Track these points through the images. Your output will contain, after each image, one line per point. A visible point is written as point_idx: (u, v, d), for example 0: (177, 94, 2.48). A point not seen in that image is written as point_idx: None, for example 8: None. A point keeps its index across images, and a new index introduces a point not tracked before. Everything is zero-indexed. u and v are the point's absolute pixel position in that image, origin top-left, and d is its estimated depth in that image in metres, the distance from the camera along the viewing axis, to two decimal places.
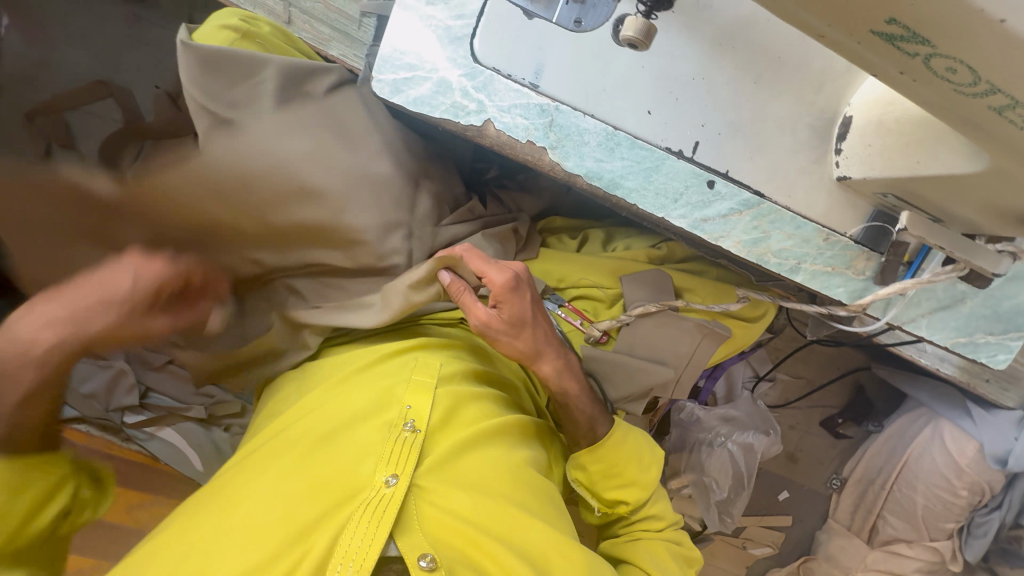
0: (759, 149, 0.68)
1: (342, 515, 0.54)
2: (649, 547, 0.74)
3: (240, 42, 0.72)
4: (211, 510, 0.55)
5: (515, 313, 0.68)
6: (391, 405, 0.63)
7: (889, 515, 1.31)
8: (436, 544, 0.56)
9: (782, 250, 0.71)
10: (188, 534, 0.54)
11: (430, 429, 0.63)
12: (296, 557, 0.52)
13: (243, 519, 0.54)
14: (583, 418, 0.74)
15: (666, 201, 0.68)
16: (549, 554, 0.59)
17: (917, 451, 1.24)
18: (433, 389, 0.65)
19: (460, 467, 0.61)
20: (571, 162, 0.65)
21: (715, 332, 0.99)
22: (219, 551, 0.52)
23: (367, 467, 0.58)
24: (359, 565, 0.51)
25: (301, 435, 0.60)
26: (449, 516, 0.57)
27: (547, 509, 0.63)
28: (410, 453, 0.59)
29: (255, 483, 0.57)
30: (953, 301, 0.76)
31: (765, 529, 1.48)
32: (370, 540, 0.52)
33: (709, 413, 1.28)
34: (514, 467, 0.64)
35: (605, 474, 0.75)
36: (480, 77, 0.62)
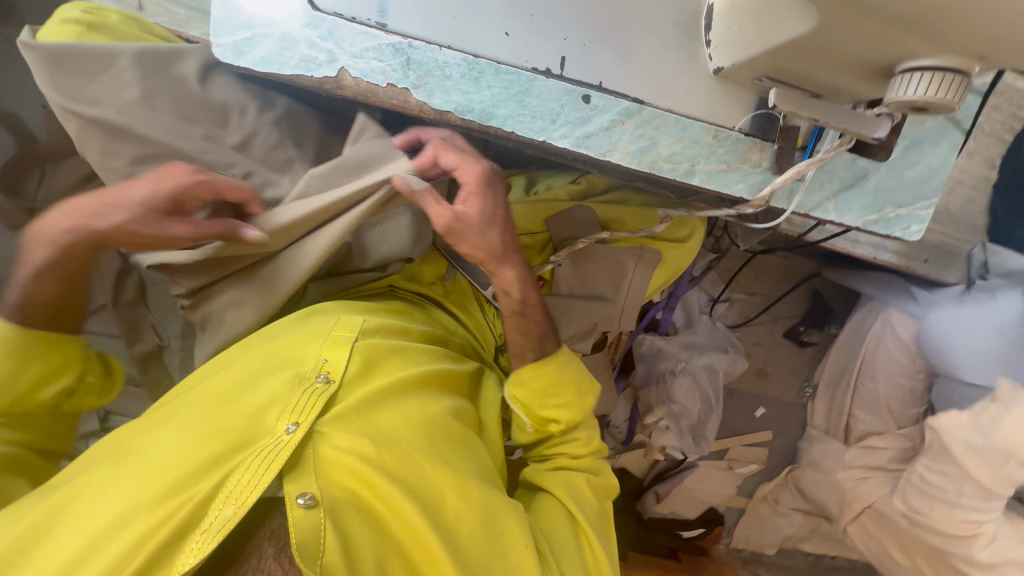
0: (629, 55, 0.66)
1: (235, 461, 0.53)
2: (571, 479, 0.74)
3: (87, 35, 0.70)
4: (101, 462, 0.54)
5: (484, 211, 0.68)
6: (307, 360, 0.64)
7: (859, 412, 1.32)
8: (326, 486, 0.55)
9: (673, 155, 0.70)
10: (70, 486, 0.52)
11: (345, 379, 0.63)
12: (183, 499, 0.50)
13: (129, 471, 0.52)
14: (536, 334, 0.75)
15: (545, 123, 0.66)
16: (448, 499, 0.59)
17: (873, 342, 1.26)
18: (349, 343, 0.66)
19: (372, 413, 0.61)
20: (437, 99, 0.64)
21: (647, 257, 0.99)
22: (102, 498, 0.50)
23: (273, 417, 0.58)
24: (240, 503, 0.50)
25: (208, 389, 0.60)
26: (347, 457, 0.57)
27: (459, 454, 0.63)
28: (318, 401, 0.59)
29: (154, 434, 0.55)
30: (856, 178, 0.75)
31: (748, 447, 1.50)
32: (256, 480, 0.51)
33: (670, 342, 1.31)
34: (427, 412, 0.64)
35: (547, 392, 0.75)
36: (324, 25, 0.60)
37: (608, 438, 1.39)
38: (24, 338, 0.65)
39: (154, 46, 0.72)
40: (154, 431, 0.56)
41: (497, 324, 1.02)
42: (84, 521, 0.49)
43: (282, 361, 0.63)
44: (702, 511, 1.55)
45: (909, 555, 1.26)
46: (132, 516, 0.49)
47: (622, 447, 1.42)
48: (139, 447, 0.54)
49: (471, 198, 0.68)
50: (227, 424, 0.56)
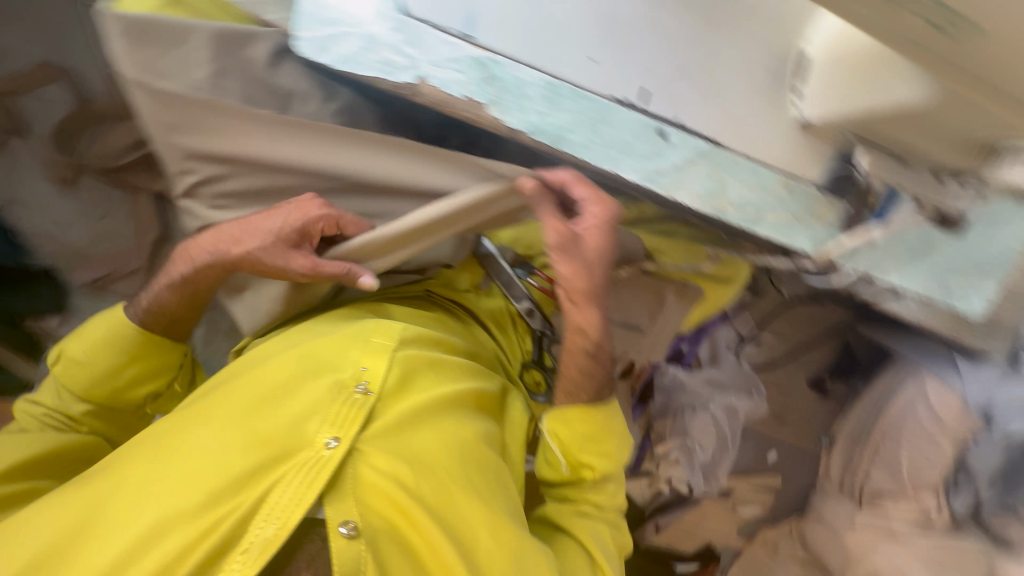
0: (712, 94, 0.64)
1: (275, 474, 0.54)
2: (598, 529, 0.73)
3: (169, 8, 0.70)
4: (148, 456, 0.55)
5: (598, 247, 0.65)
6: (346, 366, 0.63)
7: (875, 471, 1.28)
8: (365, 511, 0.55)
9: (741, 199, 0.68)
10: (119, 479, 0.53)
11: (383, 393, 0.62)
12: (227, 508, 0.51)
13: (172, 470, 0.53)
14: (594, 383, 0.73)
15: (616, 154, 0.64)
16: (472, 534, 0.58)
17: (902, 404, 1.23)
18: (391, 352, 0.65)
19: (409, 435, 0.60)
20: (513, 117, 0.62)
21: (688, 294, 0.99)
22: (151, 495, 0.52)
23: (313, 428, 0.57)
24: (282, 524, 0.51)
25: (246, 388, 0.59)
26: (385, 480, 0.56)
27: (489, 485, 0.62)
28: (358, 415, 0.58)
29: (199, 435, 0.56)
30: (923, 245, 0.72)
31: (755, 490, 1.47)
32: (299, 498, 0.52)
33: (693, 376, 1.32)
34: (464, 440, 0.63)
35: (591, 439, 0.73)
36: (409, 30, 0.60)
37: None
38: (142, 338, 0.79)
39: (232, 27, 0.72)
40: (194, 427, 0.56)
41: (526, 339, 1.02)
42: (132, 517, 0.51)
43: (320, 367, 0.62)
44: (697, 548, 1.50)
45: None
46: (178, 519, 0.51)
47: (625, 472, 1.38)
48: (182, 444, 0.55)
49: (594, 230, 0.64)
50: (266, 430, 0.56)
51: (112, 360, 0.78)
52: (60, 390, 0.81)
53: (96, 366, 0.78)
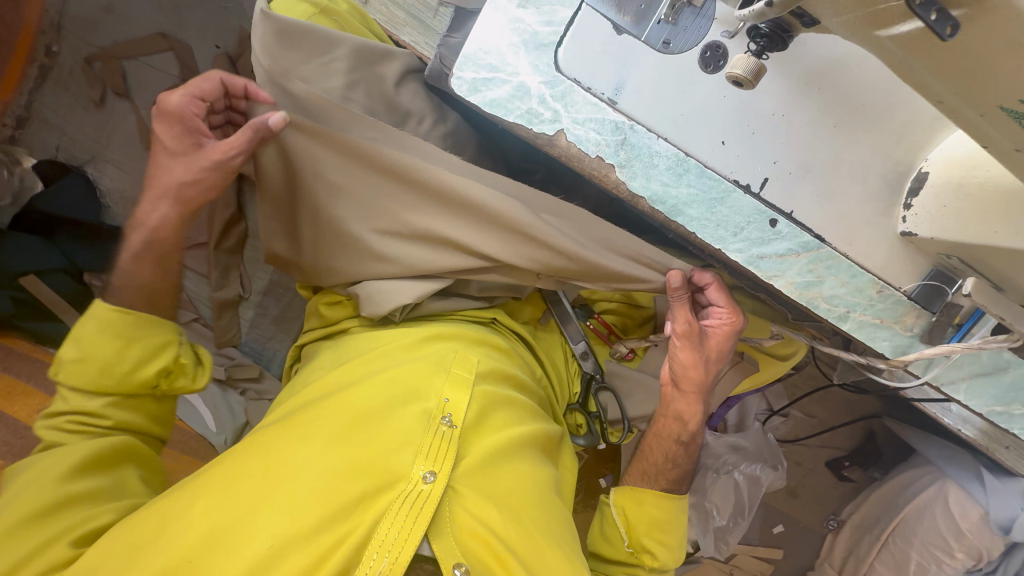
0: (828, 193, 0.67)
1: (380, 505, 0.55)
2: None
3: (319, 18, 0.72)
4: (253, 473, 0.56)
5: (720, 346, 0.72)
6: (429, 396, 0.64)
7: (880, 565, 1.31)
8: (467, 553, 0.56)
9: (833, 296, 0.71)
10: (227, 495, 0.55)
11: (464, 427, 0.63)
12: (341, 537, 0.53)
13: (283, 493, 0.54)
14: (675, 464, 0.78)
15: (726, 234, 0.67)
16: None
17: (919, 506, 1.24)
18: (470, 385, 0.66)
19: (495, 477, 0.62)
20: (636, 182, 0.65)
21: (743, 363, 1.00)
22: (264, 515, 0.53)
23: (408, 458, 0.58)
24: (395, 556, 0.52)
25: (341, 411, 0.61)
26: (478, 524, 0.57)
27: (566, 536, 0.63)
28: (451, 449, 0.59)
29: (299, 455, 0.57)
30: (996, 368, 0.75)
31: (757, 560, 1.48)
32: (406, 534, 0.53)
33: (718, 440, 1.28)
34: (543, 489, 0.65)
35: (657, 524, 0.75)
36: (560, 86, 0.62)
37: None
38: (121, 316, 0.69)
39: (371, 44, 0.74)
40: (297, 448, 0.58)
41: (575, 381, 1.03)
42: (246, 541, 0.52)
43: (407, 396, 0.63)
44: None
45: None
46: (295, 546, 0.52)
47: None
48: (289, 466, 0.56)
49: (719, 331, 0.71)
50: (369, 459, 0.57)
51: (112, 341, 0.69)
52: (67, 394, 0.70)
53: (93, 359, 0.68)
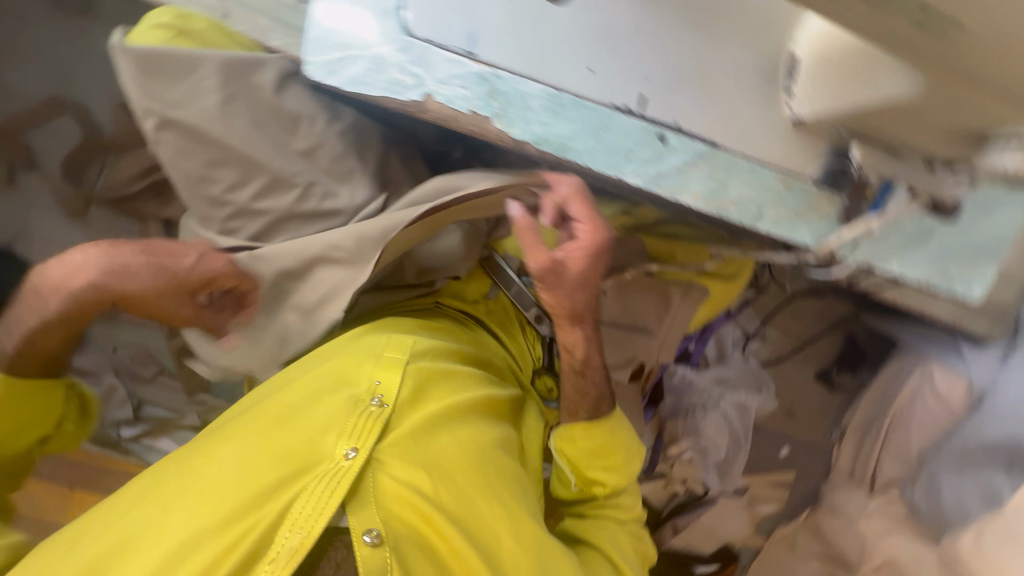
0: (707, 97, 0.67)
1: (297, 486, 0.56)
2: (615, 529, 0.75)
3: (177, 40, 0.71)
4: (170, 474, 0.57)
5: (582, 271, 0.70)
6: (359, 380, 0.66)
7: (887, 458, 1.30)
8: (388, 519, 0.56)
9: (743, 199, 0.70)
10: (142, 497, 0.55)
11: (397, 404, 0.65)
12: (250, 521, 0.53)
13: (195, 492, 0.54)
14: (591, 392, 0.76)
15: (619, 159, 0.66)
16: (496, 541, 0.61)
17: (910, 394, 1.24)
18: (403, 364, 0.68)
19: (429, 443, 0.63)
20: (516, 129, 0.64)
21: (694, 292, 1.00)
22: (176, 510, 0.53)
23: (331, 439, 0.60)
24: (307, 531, 0.52)
25: (266, 406, 0.62)
26: (405, 489, 0.59)
27: (510, 492, 0.65)
28: (374, 426, 0.61)
29: (218, 450, 0.58)
30: (922, 234, 0.75)
31: (771, 486, 1.48)
32: (321, 507, 0.53)
33: (702, 376, 1.31)
34: (484, 446, 0.67)
35: (606, 450, 0.76)
36: (414, 50, 0.61)
37: None
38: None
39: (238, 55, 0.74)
40: (214, 449, 0.58)
41: (536, 347, 1.02)
42: (155, 542, 0.52)
43: (336, 382, 0.65)
44: (716, 548, 1.52)
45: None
46: (199, 540, 0.51)
47: (643, 476, 1.40)
48: (204, 467, 0.56)
49: (578, 256, 0.70)
50: (286, 445, 0.58)
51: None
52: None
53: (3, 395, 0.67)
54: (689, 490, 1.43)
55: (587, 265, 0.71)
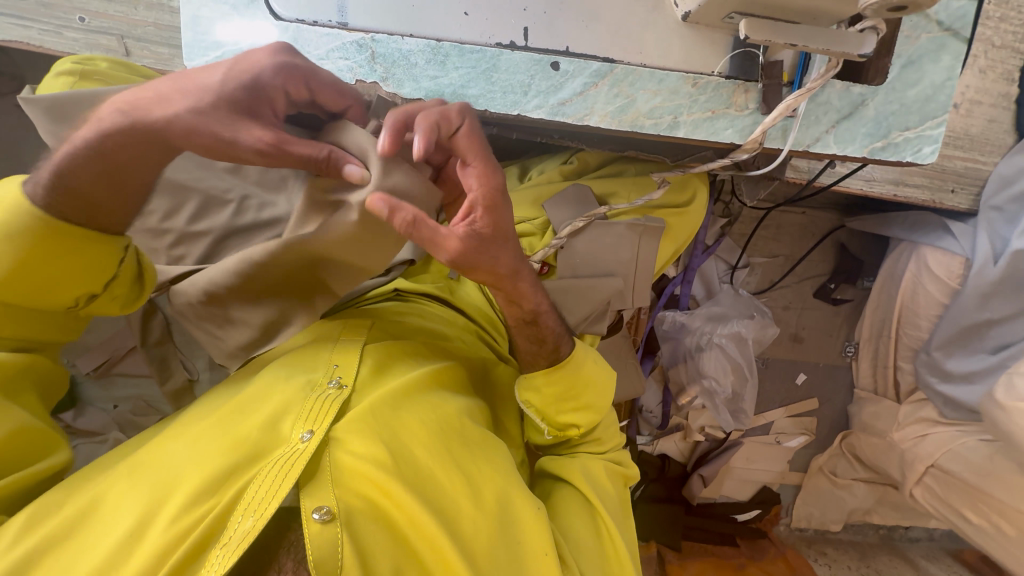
0: (591, 15, 0.65)
1: (252, 473, 0.56)
2: (589, 465, 0.77)
3: (81, 83, 0.73)
4: (120, 472, 0.56)
5: (496, 227, 0.59)
6: (319, 367, 0.68)
7: (904, 363, 1.25)
8: (342, 494, 0.56)
9: (653, 109, 0.69)
10: (92, 494, 0.55)
11: (356, 385, 0.67)
12: (201, 510, 0.53)
13: (147, 483, 0.55)
14: (550, 337, 0.77)
15: (517, 97, 0.66)
16: (457, 507, 0.60)
17: (910, 287, 1.16)
18: (359, 347, 0.71)
19: (389, 417, 0.63)
20: (406, 88, 0.65)
21: (649, 227, 0.98)
22: (124, 505, 0.53)
23: (287, 426, 0.60)
24: (259, 514, 0.52)
25: (223, 404, 0.63)
26: (360, 463, 0.58)
27: (475, 454, 0.65)
28: (330, 407, 0.61)
29: (171, 448, 0.58)
30: (854, 107, 0.72)
31: (793, 419, 1.44)
32: (273, 490, 0.53)
33: (693, 316, 1.27)
34: (445, 414, 0.66)
35: (570, 392, 0.78)
36: (288, 32, 0.63)
37: (643, 425, 1.39)
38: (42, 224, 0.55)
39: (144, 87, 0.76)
40: (169, 443, 0.59)
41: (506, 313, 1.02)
42: (106, 530, 0.52)
43: (293, 371, 0.67)
44: (754, 492, 1.49)
45: (985, 515, 1.11)
46: (153, 526, 0.52)
47: (657, 431, 1.40)
48: (156, 461, 0.57)
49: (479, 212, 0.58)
50: (241, 433, 0.59)
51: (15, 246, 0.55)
52: None
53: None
54: (710, 437, 1.41)
55: (490, 217, 0.59)
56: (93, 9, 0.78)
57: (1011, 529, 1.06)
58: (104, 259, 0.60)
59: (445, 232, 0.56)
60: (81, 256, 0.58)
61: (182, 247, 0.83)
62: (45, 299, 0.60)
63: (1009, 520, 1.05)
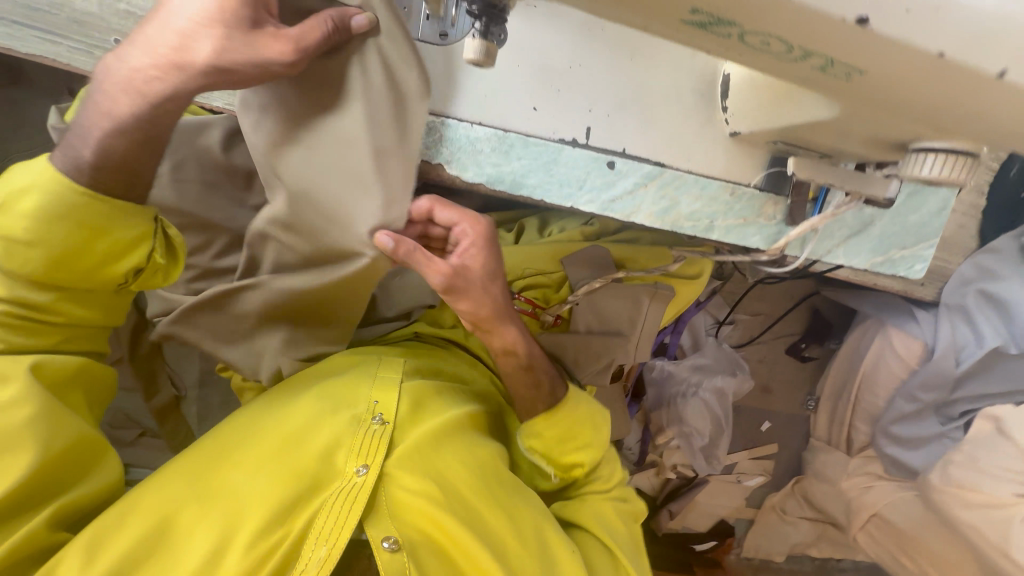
0: (649, 122, 0.69)
1: (315, 503, 0.62)
2: (600, 509, 0.77)
3: None
4: (189, 496, 0.60)
5: (481, 267, 0.68)
6: (359, 402, 0.72)
7: (858, 423, 1.37)
8: (399, 526, 0.64)
9: (693, 212, 0.73)
10: (163, 519, 0.58)
11: (398, 422, 0.71)
12: (275, 537, 0.59)
13: (218, 507, 0.60)
14: (545, 381, 0.79)
15: (572, 190, 0.69)
16: (504, 539, 0.67)
17: (873, 360, 1.30)
18: (397, 385, 0.74)
19: (432, 455, 0.70)
20: (469, 172, 0.66)
21: (661, 293, 1.04)
22: (202, 531, 0.58)
23: (341, 458, 0.66)
24: (333, 543, 0.59)
25: (272, 435, 0.66)
26: (413, 497, 0.65)
27: (507, 489, 0.72)
28: (380, 443, 0.68)
29: (234, 476, 0.62)
30: (863, 225, 0.80)
31: (754, 460, 1.56)
32: (342, 522, 0.61)
33: (680, 365, 1.35)
34: (480, 455, 0.73)
35: (571, 436, 0.76)
36: None
37: (622, 460, 1.44)
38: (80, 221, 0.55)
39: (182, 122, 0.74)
40: (230, 471, 0.63)
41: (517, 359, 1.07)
42: (186, 550, 0.57)
43: (337, 405, 0.70)
44: (713, 524, 1.60)
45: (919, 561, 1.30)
46: (234, 547, 0.58)
47: (633, 467, 1.48)
48: (222, 487, 0.61)
49: (471, 251, 0.67)
50: (299, 465, 0.64)
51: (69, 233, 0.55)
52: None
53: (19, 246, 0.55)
54: (681, 474, 1.49)
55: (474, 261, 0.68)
56: (130, 32, 0.73)
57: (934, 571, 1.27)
58: (134, 245, 0.58)
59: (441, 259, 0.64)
60: (106, 248, 0.57)
61: (203, 281, 0.81)
62: (88, 279, 0.59)
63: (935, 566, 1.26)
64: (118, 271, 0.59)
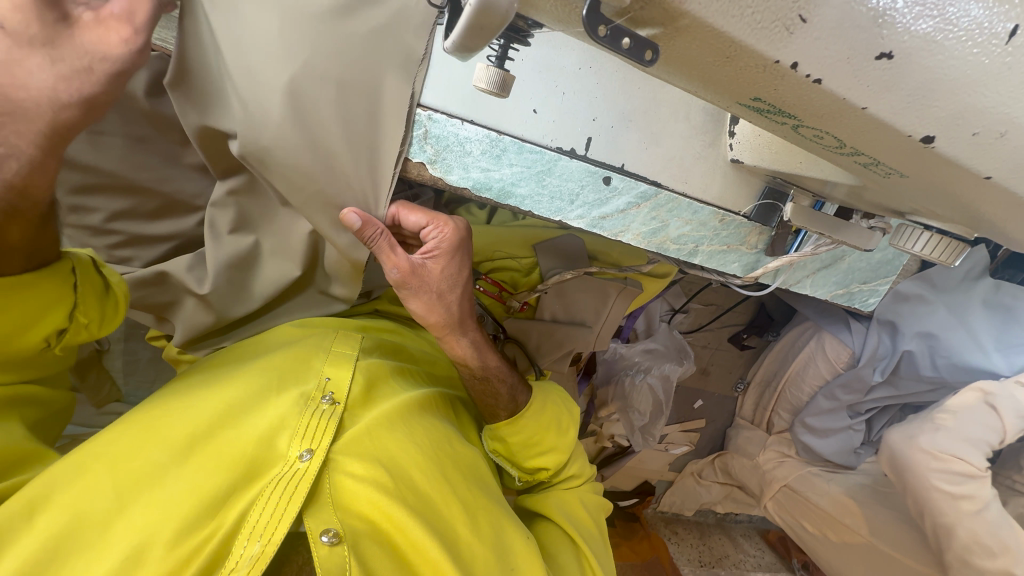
0: (653, 138, 0.65)
1: (251, 494, 0.51)
2: (562, 498, 0.76)
3: None
4: (99, 480, 0.49)
5: (447, 272, 0.63)
6: (309, 379, 0.63)
7: (781, 410, 1.52)
8: (345, 517, 0.53)
9: (681, 236, 0.71)
10: (62, 512, 0.46)
11: (348, 402, 0.62)
12: (200, 537, 0.47)
13: (138, 501, 0.48)
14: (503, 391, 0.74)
15: (563, 204, 0.63)
16: (457, 528, 0.58)
17: (805, 358, 1.41)
18: (353, 362, 0.66)
19: (383, 436, 0.60)
20: (454, 175, 0.59)
21: (629, 290, 1.01)
22: (111, 527, 0.47)
23: (283, 443, 0.56)
24: (268, 539, 0.48)
25: (204, 411, 0.56)
26: (363, 488, 0.55)
27: (468, 484, 0.63)
28: (329, 425, 0.58)
29: (157, 454, 0.51)
30: (834, 259, 0.81)
31: (684, 431, 1.65)
32: (280, 514, 0.49)
33: (630, 348, 1.39)
34: (434, 437, 0.64)
35: (531, 442, 0.75)
36: (418, 123, 0.56)
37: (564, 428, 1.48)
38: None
39: None
40: (154, 450, 0.52)
41: None
42: (100, 549, 0.45)
43: (284, 382, 0.61)
44: (638, 484, 1.70)
45: (820, 527, 1.42)
46: (150, 554, 0.46)
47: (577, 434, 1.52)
48: (143, 475, 0.50)
49: (437, 255, 0.61)
50: (234, 452, 0.53)
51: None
52: None
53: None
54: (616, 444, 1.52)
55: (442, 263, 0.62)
56: None
57: (834, 537, 1.38)
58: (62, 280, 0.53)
59: (399, 252, 0.58)
60: (45, 291, 0.51)
61: (128, 248, 0.69)
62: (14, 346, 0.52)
63: (836, 531, 1.37)
64: (64, 314, 0.54)
